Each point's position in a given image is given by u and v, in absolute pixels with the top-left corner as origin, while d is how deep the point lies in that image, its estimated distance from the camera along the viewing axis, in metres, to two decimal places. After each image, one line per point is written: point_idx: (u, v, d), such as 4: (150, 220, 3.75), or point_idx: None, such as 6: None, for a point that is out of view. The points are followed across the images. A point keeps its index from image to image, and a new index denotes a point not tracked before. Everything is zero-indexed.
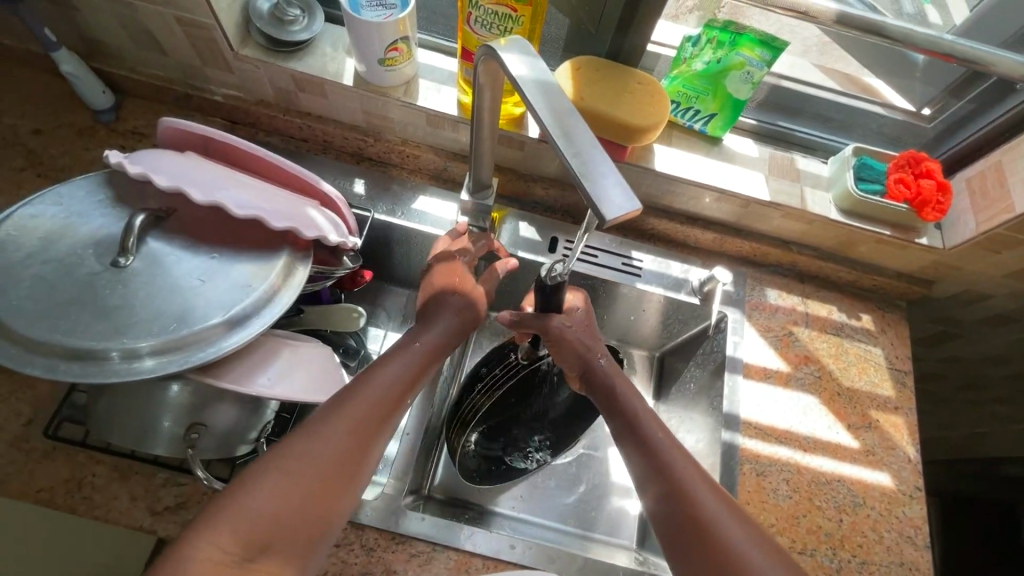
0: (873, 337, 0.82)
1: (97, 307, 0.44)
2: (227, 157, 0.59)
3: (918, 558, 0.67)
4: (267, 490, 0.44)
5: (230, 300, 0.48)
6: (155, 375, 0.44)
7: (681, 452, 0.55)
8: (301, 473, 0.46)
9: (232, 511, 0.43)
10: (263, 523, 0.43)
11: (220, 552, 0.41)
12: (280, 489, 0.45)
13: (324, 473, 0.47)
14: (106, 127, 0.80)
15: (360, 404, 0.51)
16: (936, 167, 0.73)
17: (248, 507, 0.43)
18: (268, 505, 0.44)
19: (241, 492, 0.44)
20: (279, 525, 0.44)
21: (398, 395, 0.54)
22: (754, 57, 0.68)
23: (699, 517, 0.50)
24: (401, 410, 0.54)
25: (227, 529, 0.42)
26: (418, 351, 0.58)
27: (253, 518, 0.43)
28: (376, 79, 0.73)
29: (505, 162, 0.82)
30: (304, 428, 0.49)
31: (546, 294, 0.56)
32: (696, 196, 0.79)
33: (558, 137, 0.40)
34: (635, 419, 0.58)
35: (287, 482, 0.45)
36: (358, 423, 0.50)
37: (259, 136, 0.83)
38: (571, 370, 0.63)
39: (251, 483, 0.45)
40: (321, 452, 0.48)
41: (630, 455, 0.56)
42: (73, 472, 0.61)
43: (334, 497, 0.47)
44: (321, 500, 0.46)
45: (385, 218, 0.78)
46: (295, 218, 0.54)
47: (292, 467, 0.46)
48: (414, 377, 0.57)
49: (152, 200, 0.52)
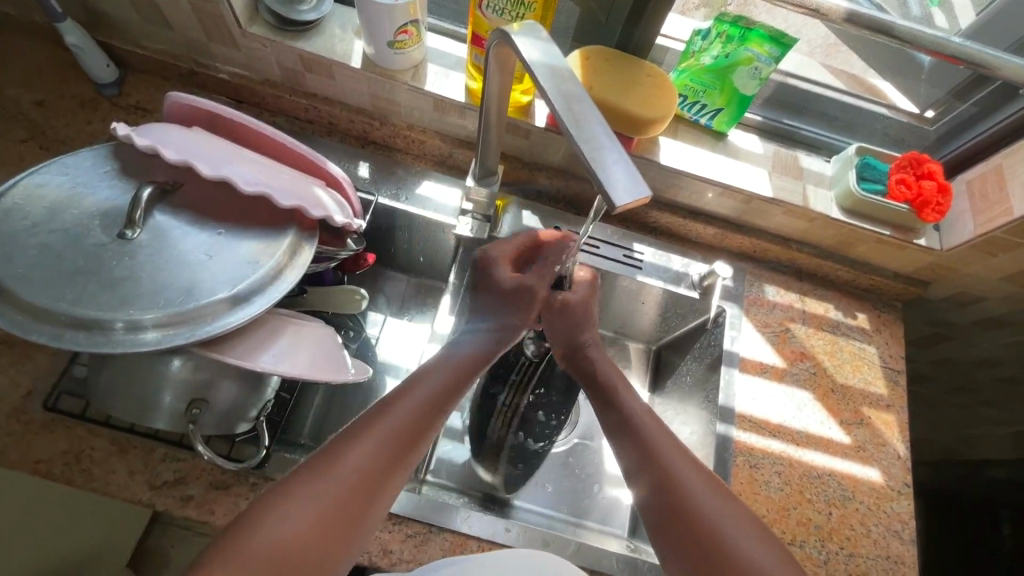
0: (868, 335, 0.83)
1: (104, 278, 0.44)
2: (233, 135, 0.59)
3: (904, 552, 0.69)
4: (281, 527, 0.45)
5: (237, 275, 0.48)
6: (159, 348, 0.44)
7: (673, 445, 0.55)
8: (316, 503, 0.46)
9: (243, 544, 0.44)
10: (275, 561, 0.44)
11: None
12: (295, 521, 0.45)
13: (341, 512, 0.47)
14: (108, 101, 0.79)
15: (386, 429, 0.51)
16: (938, 168, 0.73)
17: (261, 536, 0.44)
18: (278, 535, 0.44)
19: (256, 519, 0.45)
20: (288, 556, 0.44)
21: (418, 430, 0.53)
22: (763, 53, 0.68)
23: (693, 508, 0.50)
24: (422, 446, 0.53)
25: (238, 560, 0.43)
26: (439, 382, 0.56)
27: (265, 549, 0.44)
28: (385, 62, 0.73)
29: (510, 150, 0.82)
30: (329, 450, 0.49)
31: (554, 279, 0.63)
32: (699, 190, 0.80)
33: (570, 123, 0.40)
34: (623, 407, 0.58)
35: (304, 519, 0.46)
36: (380, 450, 0.50)
37: (264, 116, 0.82)
38: (558, 344, 0.63)
39: (267, 511, 0.45)
40: (339, 484, 0.47)
41: (621, 445, 0.56)
42: (71, 444, 0.61)
43: (347, 529, 0.47)
44: (334, 529, 0.47)
45: (388, 202, 0.78)
46: (301, 196, 0.54)
47: (308, 494, 0.46)
48: (449, 396, 0.56)
49: (159, 173, 0.52)
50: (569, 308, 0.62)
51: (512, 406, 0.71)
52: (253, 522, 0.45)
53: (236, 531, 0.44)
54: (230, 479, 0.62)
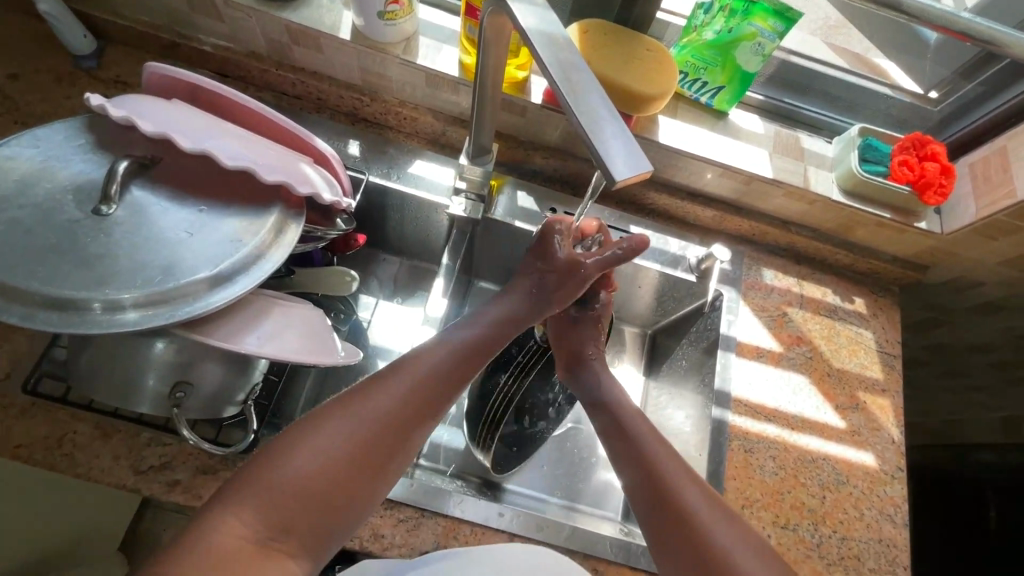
0: (865, 319, 0.82)
1: (77, 255, 0.42)
2: (216, 108, 0.56)
3: (896, 535, 0.69)
4: (294, 474, 0.43)
5: (219, 254, 0.46)
6: (138, 329, 0.42)
7: (674, 462, 0.55)
8: (333, 451, 0.45)
9: (256, 485, 0.42)
10: (287, 506, 0.42)
11: (244, 529, 0.41)
12: (310, 468, 0.44)
13: (359, 461, 0.46)
14: (87, 74, 0.76)
15: (406, 385, 0.50)
16: (941, 149, 0.72)
17: (274, 480, 0.43)
18: (294, 479, 0.43)
19: (269, 462, 0.44)
20: (303, 501, 0.43)
21: (436, 389, 0.51)
22: (766, 28, 0.66)
23: (689, 516, 0.50)
24: (437, 409, 0.51)
25: (252, 502, 0.42)
26: (448, 357, 0.54)
27: (279, 494, 0.42)
28: (375, 34, 0.70)
29: (505, 129, 0.80)
30: (347, 400, 0.48)
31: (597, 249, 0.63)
32: (698, 171, 0.78)
33: (568, 96, 0.38)
34: (624, 426, 0.59)
35: (322, 466, 0.44)
36: (400, 406, 0.49)
37: (250, 91, 0.79)
38: (568, 356, 0.69)
39: (282, 455, 0.44)
40: (356, 436, 0.46)
41: (620, 459, 0.57)
42: (53, 429, 0.60)
43: (364, 480, 0.46)
44: (351, 479, 0.45)
45: (380, 181, 0.76)
46: (287, 172, 0.52)
47: (325, 440, 0.45)
48: (474, 358, 0.55)
49: (136, 147, 0.50)
50: (575, 323, 0.70)
51: (514, 385, 0.74)
52: (265, 465, 0.43)
53: (247, 474, 0.43)
54: (217, 464, 0.60)
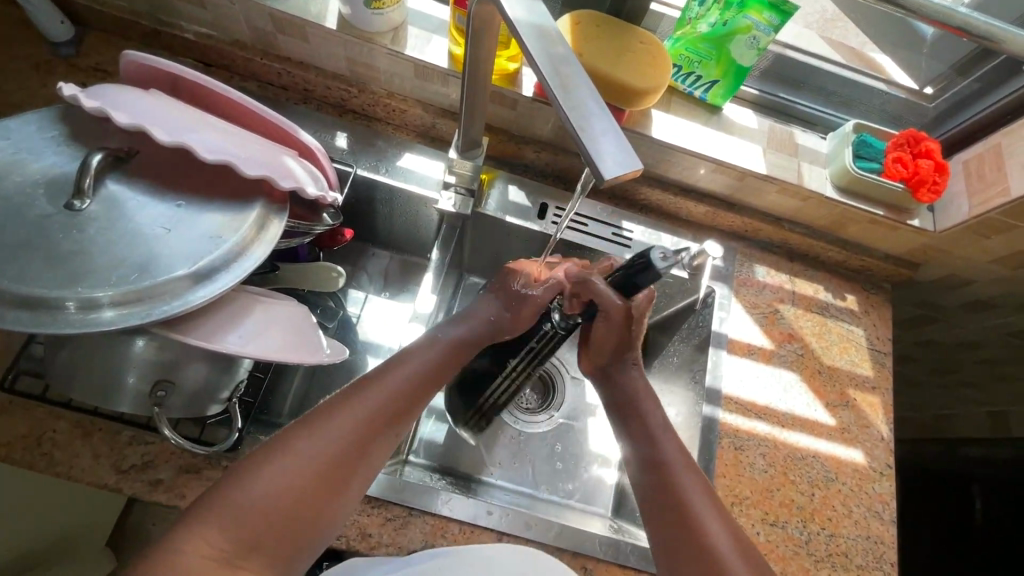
0: (856, 317, 0.82)
1: (49, 252, 0.41)
2: (197, 99, 0.55)
3: (884, 532, 0.69)
4: (258, 493, 0.44)
5: (198, 251, 0.45)
6: (115, 328, 0.41)
7: (685, 463, 0.56)
8: (298, 469, 0.46)
9: (223, 505, 0.43)
10: (254, 525, 0.44)
11: (211, 546, 0.42)
12: (274, 485, 0.45)
13: (324, 479, 0.46)
14: (64, 61, 0.73)
15: (370, 402, 0.51)
16: (935, 147, 0.71)
17: (240, 498, 0.44)
18: (258, 497, 0.44)
19: (236, 481, 0.45)
20: (267, 518, 0.44)
21: (401, 405, 0.52)
22: (762, 21, 0.65)
23: (693, 518, 0.52)
24: (404, 423, 0.52)
25: (218, 520, 0.43)
26: (429, 361, 0.56)
27: (245, 511, 0.43)
28: (363, 24, 0.68)
29: (496, 122, 0.79)
30: (312, 418, 0.49)
31: (631, 279, 0.53)
32: (691, 166, 0.77)
33: (558, 91, 0.37)
34: (644, 418, 0.59)
35: (286, 484, 0.45)
36: (364, 424, 0.49)
37: (235, 81, 0.77)
38: (603, 353, 0.62)
39: (249, 473, 0.45)
40: (322, 453, 0.47)
41: (635, 450, 0.58)
42: (32, 428, 0.58)
43: (329, 497, 0.47)
44: (315, 496, 0.46)
45: (368, 175, 0.74)
46: (270, 166, 0.50)
47: (290, 458, 0.46)
48: (439, 373, 0.56)
49: (112, 140, 0.48)
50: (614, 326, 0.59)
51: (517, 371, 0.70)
52: (231, 484, 0.44)
53: (216, 490, 0.44)
54: (201, 463, 0.59)
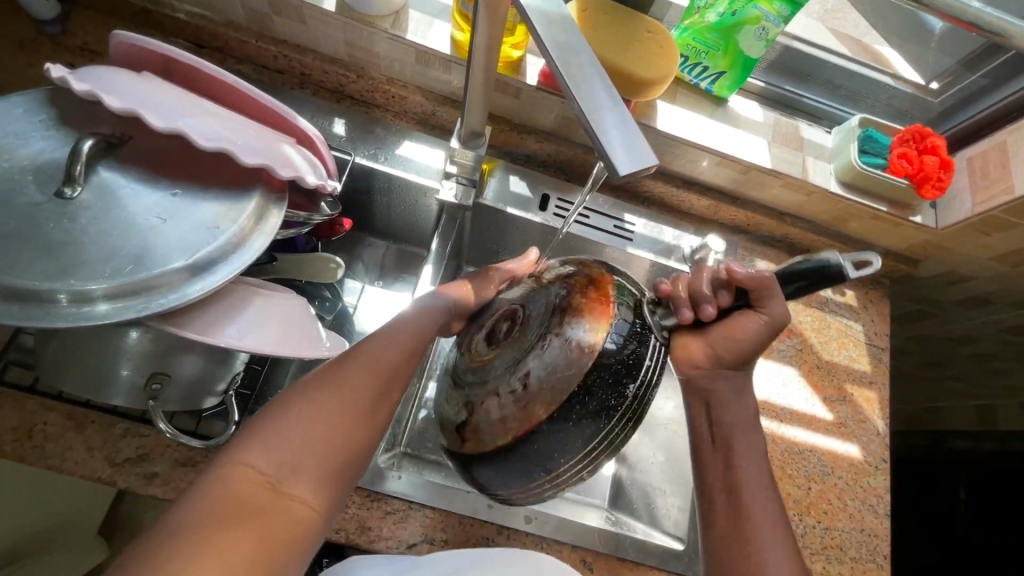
0: (855, 312, 0.83)
1: (38, 243, 0.39)
2: (190, 82, 0.53)
3: (878, 526, 0.70)
4: (290, 424, 0.45)
5: (196, 240, 0.44)
6: (108, 322, 0.40)
7: (763, 476, 0.53)
8: (327, 404, 0.46)
9: (259, 436, 0.44)
10: (292, 451, 0.44)
11: (254, 471, 0.42)
12: (308, 415, 0.45)
13: (354, 410, 0.47)
14: (51, 41, 0.71)
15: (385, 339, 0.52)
16: (940, 143, 0.71)
17: (274, 429, 0.44)
18: (293, 428, 0.44)
19: (267, 419, 0.45)
20: (304, 445, 0.44)
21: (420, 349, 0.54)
22: (772, 11, 0.64)
23: (747, 529, 0.51)
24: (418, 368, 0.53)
25: (256, 449, 0.43)
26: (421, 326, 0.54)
27: (282, 439, 0.44)
28: (363, 6, 0.67)
29: (497, 110, 0.77)
30: (342, 361, 0.50)
31: (797, 276, 0.45)
32: (695, 158, 0.76)
33: (570, 81, 0.35)
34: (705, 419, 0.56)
35: (316, 416, 0.46)
36: (381, 361, 0.50)
37: (229, 63, 0.75)
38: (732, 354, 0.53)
39: (281, 409, 0.46)
40: (349, 386, 0.48)
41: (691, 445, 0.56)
42: (22, 419, 0.57)
43: (360, 428, 0.47)
44: (348, 425, 0.46)
45: (366, 163, 0.72)
46: (268, 154, 0.49)
47: (319, 394, 0.47)
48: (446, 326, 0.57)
49: (103, 125, 0.46)
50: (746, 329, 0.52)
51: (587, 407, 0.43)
52: (263, 420, 0.45)
53: (246, 430, 0.45)
54: (197, 455, 0.58)
